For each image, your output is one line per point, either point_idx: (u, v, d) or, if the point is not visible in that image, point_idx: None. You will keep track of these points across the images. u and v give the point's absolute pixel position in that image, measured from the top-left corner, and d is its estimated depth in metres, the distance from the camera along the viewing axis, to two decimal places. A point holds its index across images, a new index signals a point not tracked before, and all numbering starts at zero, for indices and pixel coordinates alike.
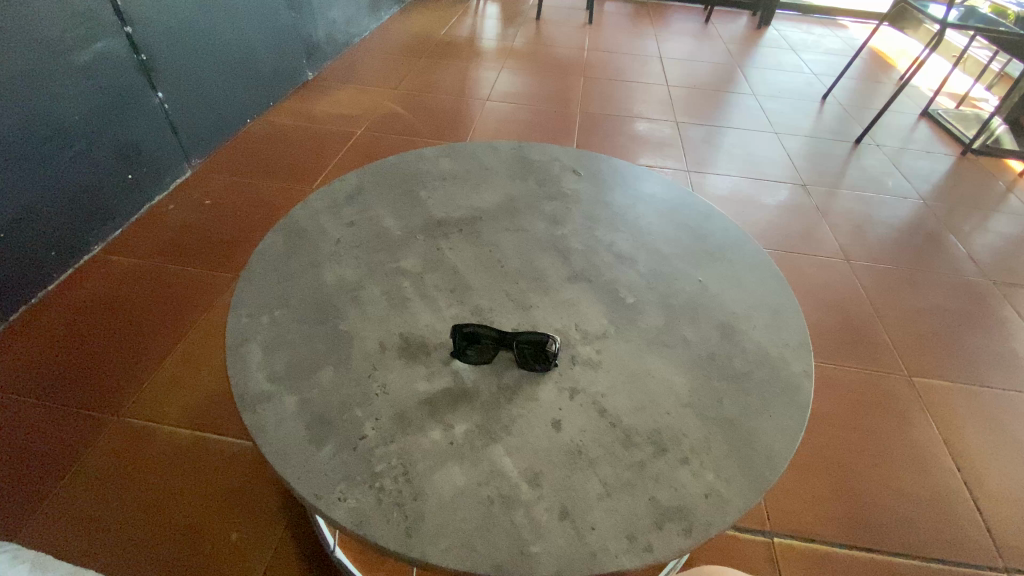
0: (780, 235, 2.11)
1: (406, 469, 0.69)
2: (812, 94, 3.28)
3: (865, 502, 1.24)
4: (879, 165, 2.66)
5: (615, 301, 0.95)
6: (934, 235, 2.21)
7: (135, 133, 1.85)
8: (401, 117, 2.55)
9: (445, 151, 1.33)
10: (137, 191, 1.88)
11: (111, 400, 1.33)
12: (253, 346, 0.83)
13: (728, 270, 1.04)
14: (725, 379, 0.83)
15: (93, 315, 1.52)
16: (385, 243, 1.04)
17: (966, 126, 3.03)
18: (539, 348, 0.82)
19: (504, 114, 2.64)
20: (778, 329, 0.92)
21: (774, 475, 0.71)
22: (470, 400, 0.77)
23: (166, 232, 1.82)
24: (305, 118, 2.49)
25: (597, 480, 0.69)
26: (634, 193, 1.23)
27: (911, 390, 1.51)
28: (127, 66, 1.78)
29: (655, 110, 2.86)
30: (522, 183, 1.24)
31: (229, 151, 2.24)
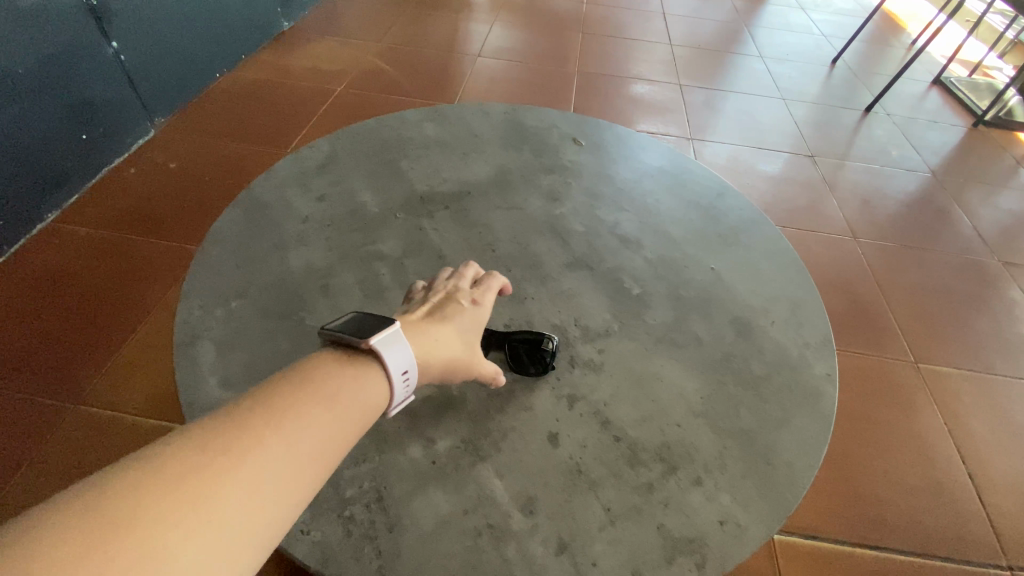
0: (784, 210, 2.00)
1: (380, 495, 0.60)
2: (821, 58, 3.10)
3: (866, 494, 1.20)
4: (888, 135, 2.53)
5: (619, 291, 0.85)
6: (943, 211, 2.12)
7: (89, 88, 1.66)
8: (384, 74, 2.35)
9: (430, 114, 1.18)
10: (94, 153, 1.71)
11: (65, 388, 1.22)
12: (206, 345, 0.73)
13: (742, 256, 0.93)
14: (741, 383, 0.74)
15: (47, 290, 1.39)
16: (360, 221, 0.92)
17: (978, 95, 2.89)
18: (533, 345, 0.73)
19: (495, 73, 2.45)
20: (798, 326, 0.83)
21: (796, 498, 0.64)
22: (455, 410, 0.68)
23: (126, 199, 1.66)
24: (279, 74, 2.28)
25: (599, 506, 0.61)
26: (639, 166, 1.11)
27: (917, 377, 1.46)
28: (75, 11, 1.58)
29: (656, 72, 2.68)
30: (516, 152, 1.11)
31: (196, 108, 2.04)
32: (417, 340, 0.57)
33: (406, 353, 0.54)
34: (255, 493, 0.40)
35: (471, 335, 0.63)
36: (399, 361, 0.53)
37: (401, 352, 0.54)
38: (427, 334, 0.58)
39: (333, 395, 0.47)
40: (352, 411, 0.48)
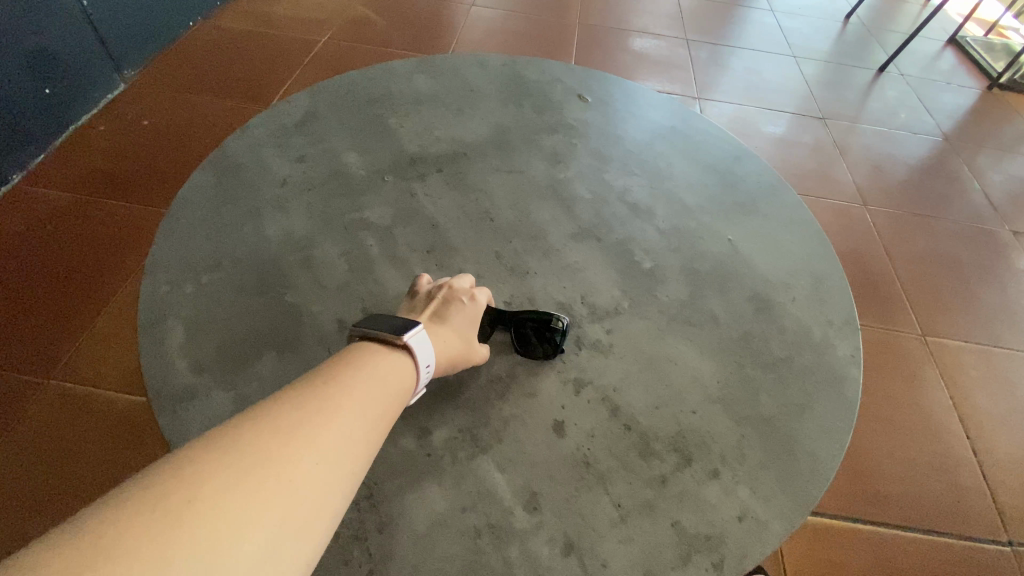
0: (792, 175, 1.91)
1: (371, 491, 0.55)
2: (834, 13, 2.93)
3: (871, 469, 1.17)
4: (901, 97, 2.42)
5: (629, 266, 0.78)
6: (955, 178, 2.04)
7: (51, 37, 1.52)
8: (371, 24, 2.18)
9: (421, 66, 1.08)
10: (60, 109, 1.58)
11: (36, 361, 1.15)
12: (175, 323, 0.65)
13: (761, 227, 0.86)
14: (761, 367, 0.69)
15: (14, 259, 1.30)
16: (345, 185, 0.83)
17: (994, 56, 2.76)
18: (542, 324, 0.65)
19: (491, 23, 2.28)
20: (822, 303, 0.77)
21: (820, 491, 0.59)
22: (452, 397, 0.62)
23: (95, 159, 1.55)
24: (257, 22, 2.11)
25: (609, 501, 0.56)
26: (649, 127, 1.02)
27: (924, 350, 1.42)
28: None
29: (662, 25, 2.52)
30: (516, 109, 1.01)
31: (168, 59, 1.89)
32: (433, 335, 0.57)
33: (424, 347, 0.54)
34: (355, 442, 0.43)
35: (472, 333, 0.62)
36: (422, 354, 0.54)
37: (422, 347, 0.54)
38: (437, 331, 0.58)
39: (383, 367, 0.50)
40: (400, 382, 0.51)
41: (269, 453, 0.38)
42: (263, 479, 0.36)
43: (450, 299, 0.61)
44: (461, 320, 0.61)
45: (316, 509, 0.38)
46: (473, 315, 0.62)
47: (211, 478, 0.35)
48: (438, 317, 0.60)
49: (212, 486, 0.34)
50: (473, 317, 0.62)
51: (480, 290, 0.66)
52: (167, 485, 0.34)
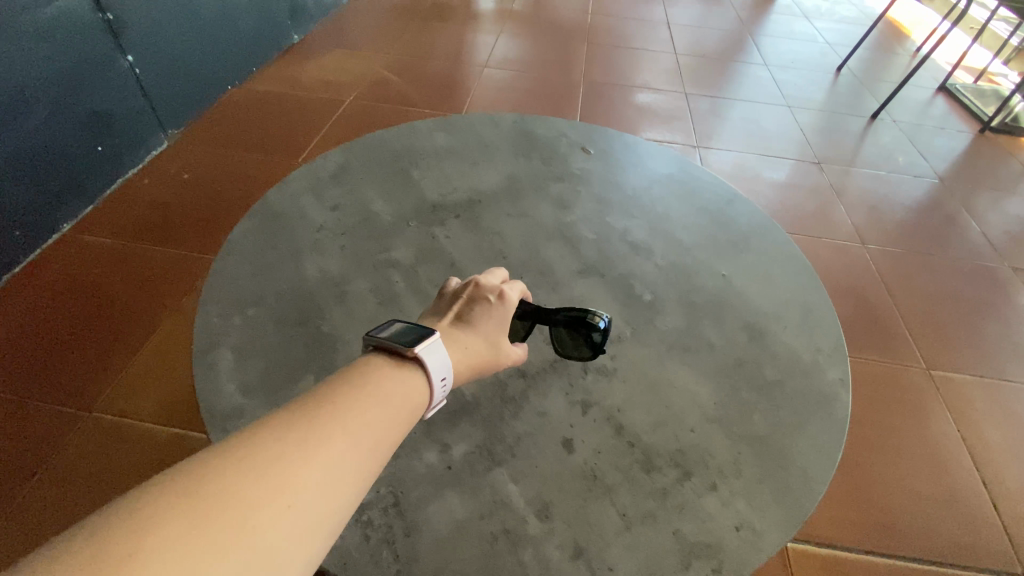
0: (791, 216, 2.00)
1: (397, 500, 0.60)
2: (826, 65, 3.11)
3: (882, 501, 1.18)
4: (895, 142, 2.53)
5: (630, 298, 0.85)
6: (952, 218, 2.11)
7: (105, 100, 1.70)
8: (392, 85, 2.38)
9: (441, 124, 1.20)
10: (110, 163, 1.74)
11: (79, 394, 1.23)
12: (224, 351, 0.74)
13: (753, 262, 0.94)
14: (755, 390, 0.74)
15: (65, 299, 1.42)
16: (373, 229, 0.93)
17: (985, 101, 2.89)
18: (577, 324, 0.68)
19: (502, 82, 2.48)
20: (811, 332, 0.83)
21: (813, 504, 0.63)
22: (470, 416, 0.68)
23: (139, 209, 1.69)
24: (289, 85, 2.32)
25: (615, 511, 0.61)
26: (648, 174, 1.12)
27: (929, 383, 1.44)
28: (94, 28, 1.63)
29: (661, 80, 2.70)
30: (526, 161, 1.12)
31: (208, 119, 2.08)
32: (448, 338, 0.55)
33: (436, 353, 0.52)
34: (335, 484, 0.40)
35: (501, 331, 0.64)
36: (429, 362, 0.51)
37: (432, 353, 0.52)
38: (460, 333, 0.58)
39: (385, 387, 0.47)
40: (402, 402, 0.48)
41: (225, 478, 0.37)
42: (223, 519, 0.35)
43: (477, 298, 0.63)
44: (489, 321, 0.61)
45: (286, 547, 0.36)
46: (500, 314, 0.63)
47: (166, 524, 0.33)
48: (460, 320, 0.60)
49: (170, 520, 0.34)
50: (500, 318, 0.63)
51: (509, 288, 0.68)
52: (109, 513, 0.34)
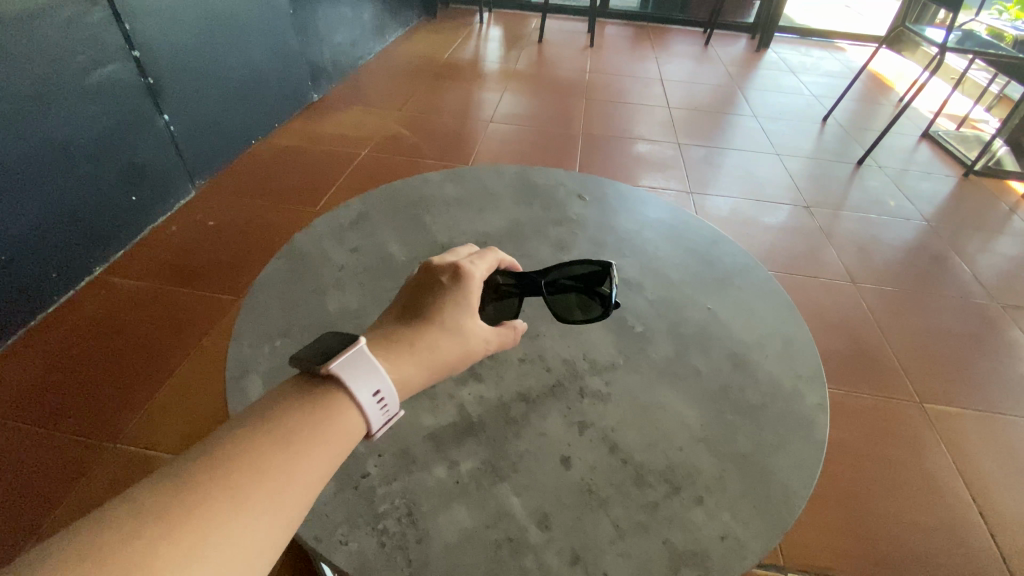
0: (783, 257, 2.09)
1: (410, 510, 0.66)
2: (812, 116, 3.30)
3: (881, 531, 1.21)
4: (881, 187, 2.65)
5: (623, 329, 0.93)
6: (940, 257, 2.19)
7: (142, 155, 1.84)
8: (405, 139, 2.56)
9: (450, 174, 1.32)
10: (142, 211, 1.87)
11: (105, 428, 1.30)
12: (254, 377, 0.82)
13: (737, 297, 1.02)
14: (738, 413, 0.81)
15: (95, 337, 1.51)
16: (389, 269, 1.03)
17: (966, 147, 3.03)
18: (580, 273, 0.81)
19: (506, 136, 2.66)
20: (791, 360, 0.90)
21: (793, 516, 0.68)
22: (476, 435, 0.75)
23: (167, 253, 1.81)
24: (310, 139, 2.51)
25: (609, 522, 0.66)
26: (640, 218, 1.22)
27: (923, 416, 1.48)
28: (135, 90, 1.77)
29: (655, 132, 2.88)
30: (527, 207, 1.23)
31: (234, 171, 2.24)
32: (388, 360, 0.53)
33: (367, 372, 0.49)
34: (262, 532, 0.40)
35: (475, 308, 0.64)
36: (355, 389, 0.48)
37: (354, 375, 0.48)
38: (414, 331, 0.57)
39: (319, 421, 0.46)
40: (319, 450, 0.44)
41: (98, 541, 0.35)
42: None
43: (430, 285, 0.63)
44: (449, 307, 0.60)
45: None
46: (454, 296, 0.62)
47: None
48: (416, 312, 0.60)
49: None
50: (457, 299, 0.61)
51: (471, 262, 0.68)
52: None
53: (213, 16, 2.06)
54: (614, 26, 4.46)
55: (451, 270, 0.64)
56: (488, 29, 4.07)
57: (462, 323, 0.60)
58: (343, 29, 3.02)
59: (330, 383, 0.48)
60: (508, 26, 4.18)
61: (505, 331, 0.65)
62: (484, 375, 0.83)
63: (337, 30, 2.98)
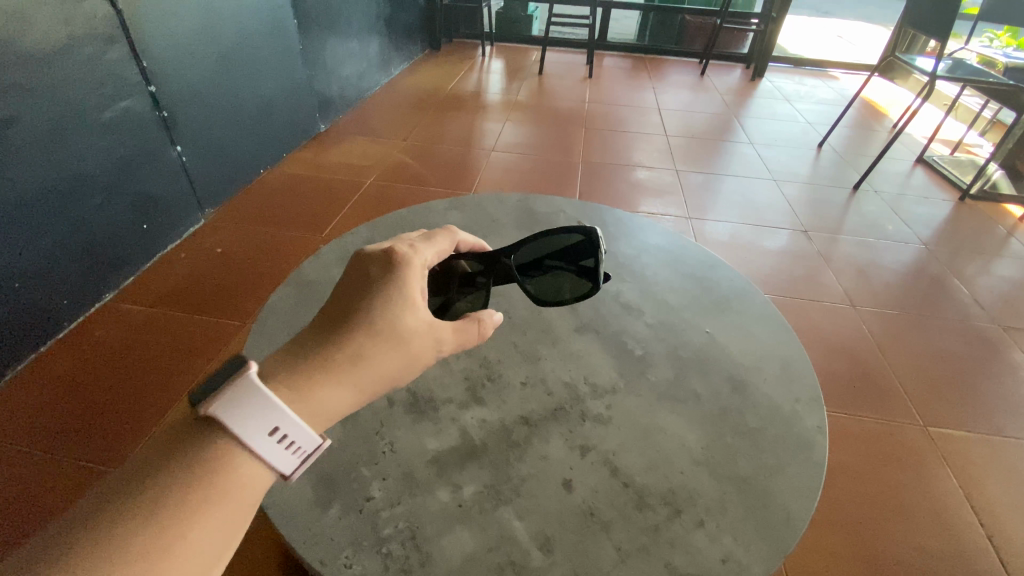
0: (783, 280, 2.11)
1: (414, 534, 0.67)
2: (808, 142, 3.37)
3: (888, 557, 1.20)
4: (879, 211, 2.69)
5: (623, 353, 0.95)
6: (939, 280, 2.21)
7: (154, 185, 1.89)
8: (409, 167, 2.63)
9: (453, 203, 1.36)
10: (152, 239, 1.91)
11: (109, 454, 1.31)
12: None
13: (734, 321, 1.04)
14: (739, 436, 0.81)
15: (102, 362, 1.53)
16: None
17: (961, 172, 3.08)
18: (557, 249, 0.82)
19: (508, 164, 2.73)
20: (789, 382, 0.91)
21: (794, 539, 0.69)
22: (479, 458, 0.76)
23: (177, 279, 1.84)
24: (317, 168, 2.58)
25: (612, 545, 0.67)
26: (639, 243, 1.25)
27: (927, 439, 1.48)
28: (149, 123, 1.83)
29: (654, 159, 2.94)
30: (528, 233, 1.27)
31: (243, 200, 2.30)
32: (308, 396, 0.49)
33: (265, 415, 0.45)
34: None
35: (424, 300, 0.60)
36: (249, 439, 0.45)
37: (244, 422, 0.45)
38: (348, 348, 0.52)
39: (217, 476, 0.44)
40: (205, 527, 0.42)
41: None
42: None
43: (361, 280, 0.57)
44: (388, 310, 0.55)
45: None
46: (393, 296, 0.56)
47: None
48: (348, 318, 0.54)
49: None
50: (396, 298, 0.56)
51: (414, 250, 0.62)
52: None
53: (225, 53, 2.15)
54: (612, 57, 4.60)
55: (389, 261, 0.58)
56: (491, 62, 4.21)
57: (410, 328, 0.56)
58: (350, 63, 3.14)
59: (221, 432, 0.45)
60: (510, 58, 4.33)
61: (474, 326, 0.64)
62: (487, 399, 0.85)
63: (344, 64, 3.09)
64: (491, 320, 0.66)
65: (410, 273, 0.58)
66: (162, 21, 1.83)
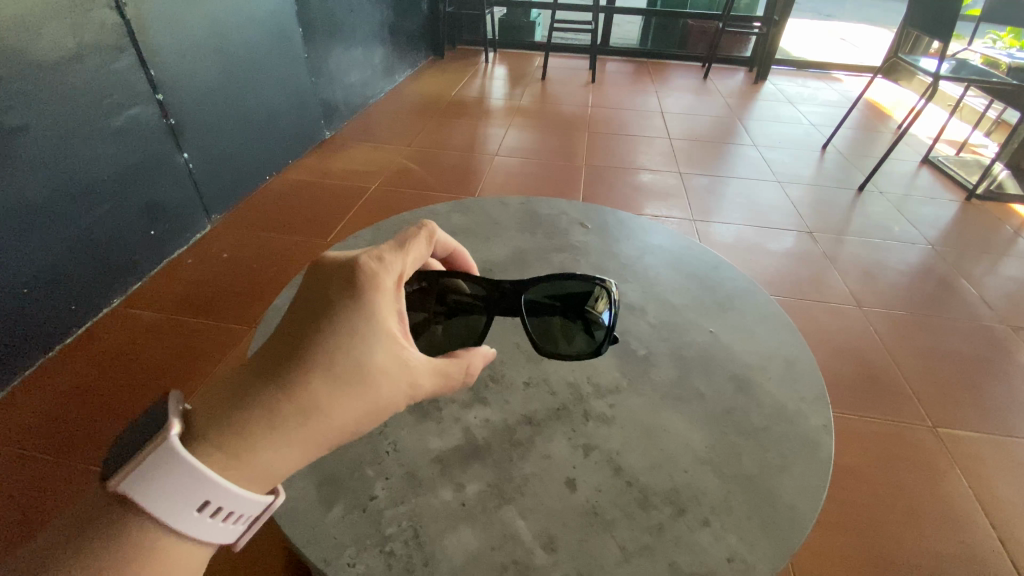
0: (789, 282, 2.10)
1: (417, 533, 0.67)
2: (812, 144, 3.36)
3: (897, 558, 1.19)
4: (884, 212, 2.67)
5: (627, 354, 0.95)
6: (946, 280, 2.19)
7: (162, 192, 1.92)
8: (413, 173, 2.65)
9: (456, 206, 1.37)
10: (159, 245, 1.93)
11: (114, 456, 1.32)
12: None
13: (738, 321, 1.03)
14: (743, 435, 0.81)
15: (109, 367, 1.54)
16: None
17: (967, 172, 3.07)
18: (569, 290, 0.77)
19: (511, 168, 2.74)
20: (794, 382, 0.91)
21: (800, 538, 0.68)
22: (482, 458, 0.76)
23: (183, 285, 1.86)
24: (322, 174, 2.60)
25: (615, 544, 0.67)
26: (641, 244, 1.25)
27: (936, 441, 1.46)
28: (157, 130, 1.86)
29: (657, 162, 2.95)
30: (531, 235, 1.27)
31: (249, 206, 2.32)
32: (245, 460, 0.48)
33: (194, 492, 0.45)
34: None
35: (399, 332, 0.55)
36: (179, 517, 0.45)
37: (171, 502, 0.45)
38: (295, 400, 0.48)
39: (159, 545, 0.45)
40: None
41: None
42: None
43: (325, 301, 0.52)
44: (347, 349, 0.50)
45: None
46: (355, 331, 0.51)
47: None
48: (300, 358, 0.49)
49: None
50: (356, 334, 0.51)
51: (384, 270, 0.55)
52: None
53: (231, 61, 2.18)
54: (614, 62, 4.63)
55: (352, 287, 0.52)
56: (494, 68, 4.24)
57: (374, 372, 0.51)
58: (355, 70, 3.17)
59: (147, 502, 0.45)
60: (513, 64, 4.36)
61: (457, 371, 0.59)
62: (490, 399, 0.85)
63: (349, 71, 3.12)
64: (476, 365, 0.62)
65: (376, 303, 0.52)
66: (169, 29, 1.85)
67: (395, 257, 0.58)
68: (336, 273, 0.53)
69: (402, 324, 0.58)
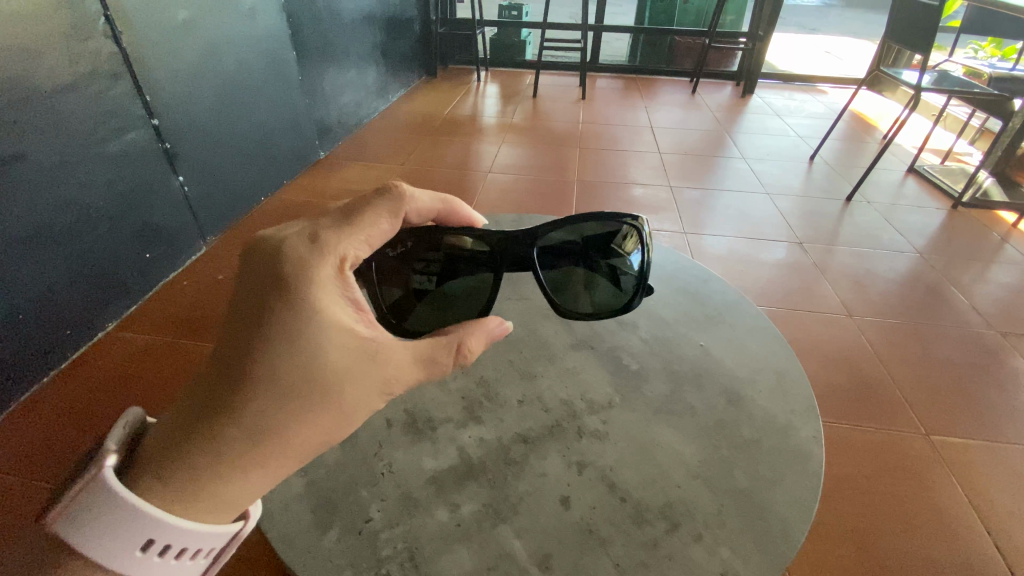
0: (780, 292, 2.12)
1: (412, 554, 0.67)
2: (800, 155, 3.41)
3: (893, 567, 1.19)
4: (871, 221, 2.72)
5: (618, 369, 0.96)
6: (936, 288, 2.22)
7: (158, 215, 1.93)
8: None
9: None
10: (155, 267, 1.94)
11: None
12: None
13: (728, 334, 1.05)
14: (735, 448, 0.82)
15: (104, 390, 1.54)
16: None
17: (953, 180, 3.12)
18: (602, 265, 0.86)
19: (505, 185, 2.78)
20: (784, 395, 0.92)
21: (792, 550, 0.69)
22: (477, 478, 0.77)
23: (177, 307, 1.86)
24: (316, 194, 2.63)
25: (609, 561, 0.67)
26: None
27: (930, 448, 1.47)
28: (153, 155, 1.88)
29: (648, 176, 2.99)
30: None
31: (243, 227, 2.33)
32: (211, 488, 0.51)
33: (141, 537, 0.48)
34: None
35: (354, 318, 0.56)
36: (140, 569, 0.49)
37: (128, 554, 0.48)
38: (246, 422, 0.50)
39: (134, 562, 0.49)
40: None
41: None
42: None
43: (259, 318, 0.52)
44: (275, 351, 0.51)
45: None
46: (295, 336, 0.52)
47: None
48: (230, 375, 0.51)
49: None
50: (297, 337, 0.52)
51: (320, 256, 0.56)
52: None
53: (226, 84, 2.21)
54: (604, 79, 4.72)
55: (282, 289, 0.53)
56: (486, 86, 4.32)
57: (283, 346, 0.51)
58: (348, 91, 3.22)
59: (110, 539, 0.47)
60: (505, 82, 4.44)
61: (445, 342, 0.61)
62: (484, 418, 0.86)
63: (343, 92, 3.17)
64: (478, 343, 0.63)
65: (313, 297, 0.53)
66: (164, 56, 1.89)
67: (337, 237, 0.59)
68: (268, 258, 0.55)
69: (361, 310, 0.58)
